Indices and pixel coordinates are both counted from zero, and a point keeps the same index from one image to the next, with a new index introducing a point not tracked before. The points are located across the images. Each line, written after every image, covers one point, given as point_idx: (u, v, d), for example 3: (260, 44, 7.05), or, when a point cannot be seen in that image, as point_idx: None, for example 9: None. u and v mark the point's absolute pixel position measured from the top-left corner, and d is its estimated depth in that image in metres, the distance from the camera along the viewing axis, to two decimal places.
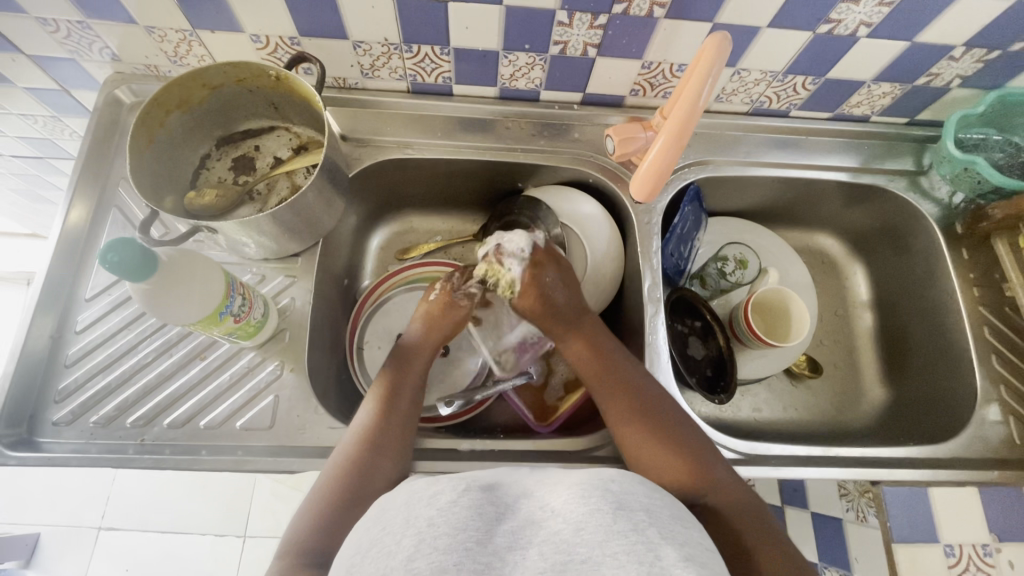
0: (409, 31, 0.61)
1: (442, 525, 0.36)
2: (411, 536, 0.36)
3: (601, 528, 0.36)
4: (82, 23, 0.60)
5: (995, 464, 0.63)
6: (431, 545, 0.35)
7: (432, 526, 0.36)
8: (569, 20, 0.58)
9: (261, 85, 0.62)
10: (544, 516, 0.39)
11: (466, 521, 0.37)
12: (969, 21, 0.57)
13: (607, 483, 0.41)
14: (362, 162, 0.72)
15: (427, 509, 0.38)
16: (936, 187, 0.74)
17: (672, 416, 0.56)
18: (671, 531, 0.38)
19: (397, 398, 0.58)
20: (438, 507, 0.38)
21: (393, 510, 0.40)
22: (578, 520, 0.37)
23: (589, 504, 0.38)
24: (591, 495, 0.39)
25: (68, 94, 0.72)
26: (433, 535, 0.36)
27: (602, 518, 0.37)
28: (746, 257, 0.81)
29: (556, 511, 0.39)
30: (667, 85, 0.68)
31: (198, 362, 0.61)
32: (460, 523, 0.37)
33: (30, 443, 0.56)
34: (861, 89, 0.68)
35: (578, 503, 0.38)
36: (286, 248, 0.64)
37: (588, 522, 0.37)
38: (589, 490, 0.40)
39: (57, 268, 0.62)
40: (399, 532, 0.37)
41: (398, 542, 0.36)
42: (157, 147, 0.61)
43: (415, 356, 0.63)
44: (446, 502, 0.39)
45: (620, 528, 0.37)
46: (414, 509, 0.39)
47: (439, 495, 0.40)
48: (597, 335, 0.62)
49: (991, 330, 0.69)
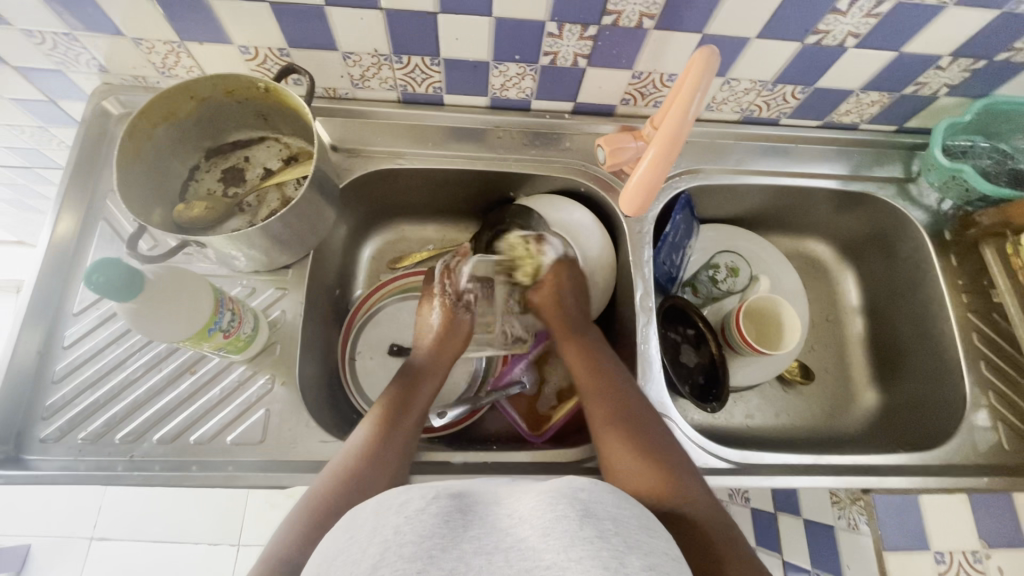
0: (398, 42, 0.60)
1: (409, 532, 0.36)
2: (377, 544, 0.36)
3: (566, 536, 0.36)
4: (69, 35, 0.59)
5: (986, 470, 0.64)
6: (397, 552, 0.35)
7: (399, 533, 0.36)
8: (558, 31, 0.58)
9: (250, 96, 0.62)
10: (512, 522, 0.38)
11: (433, 527, 0.37)
12: (954, 32, 0.57)
13: (575, 491, 0.41)
14: (353, 172, 0.71)
15: (394, 517, 0.38)
16: (924, 194, 0.75)
17: (666, 435, 0.56)
18: (637, 541, 0.38)
19: (400, 415, 0.58)
20: (406, 514, 0.38)
21: (363, 517, 0.39)
22: (544, 527, 0.37)
23: (555, 512, 0.38)
24: (559, 503, 0.39)
25: (55, 105, 0.71)
26: (399, 542, 0.36)
27: (568, 526, 0.37)
28: (738, 266, 0.82)
29: (523, 518, 0.38)
30: (657, 94, 0.68)
31: (187, 376, 0.60)
32: (427, 531, 0.36)
33: (17, 460, 0.55)
34: (850, 98, 0.69)
35: (544, 511, 0.38)
36: (276, 260, 0.63)
37: (554, 529, 0.37)
38: (556, 498, 0.39)
39: (44, 282, 0.62)
40: (366, 540, 0.37)
41: (364, 550, 0.36)
42: (144, 160, 0.60)
43: (424, 373, 0.63)
44: (413, 509, 0.38)
45: (585, 536, 0.36)
46: (383, 518, 0.38)
47: (407, 502, 0.40)
48: (599, 355, 0.64)
49: (979, 336, 0.69)
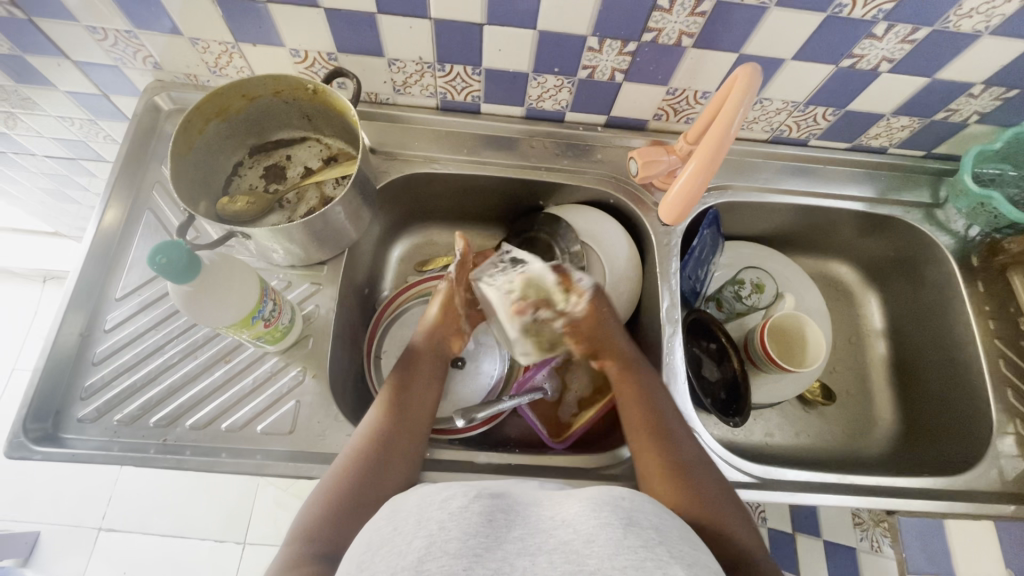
0: (443, 51, 0.62)
1: (454, 529, 0.37)
2: (422, 538, 0.37)
3: (611, 544, 0.37)
4: (129, 32, 0.62)
5: (1012, 498, 0.62)
6: (442, 547, 0.36)
7: (444, 529, 0.37)
8: (599, 46, 0.60)
9: (297, 97, 0.65)
10: (555, 524, 0.39)
11: (477, 526, 0.38)
12: (988, 61, 0.59)
13: (616, 500, 0.41)
14: (390, 175, 0.73)
15: (438, 512, 0.39)
16: (952, 220, 0.75)
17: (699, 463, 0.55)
18: (680, 551, 0.38)
19: (403, 400, 0.59)
20: (449, 511, 0.39)
21: (405, 511, 0.41)
22: (588, 533, 0.38)
23: (600, 519, 0.39)
24: (601, 510, 0.39)
25: (108, 99, 0.74)
26: (444, 538, 0.37)
27: (611, 534, 0.37)
28: (763, 282, 0.81)
29: (565, 522, 0.39)
30: (690, 111, 0.70)
31: (222, 365, 0.62)
32: (473, 528, 0.37)
33: (54, 438, 0.56)
34: (880, 122, 0.70)
35: (588, 517, 0.39)
36: (312, 256, 0.65)
37: (597, 537, 0.37)
38: (599, 505, 0.40)
39: (89, 267, 0.64)
40: (411, 532, 0.38)
41: (410, 543, 0.37)
42: (195, 153, 0.63)
43: (425, 360, 0.64)
44: (457, 507, 0.40)
45: (630, 546, 0.37)
46: (426, 511, 0.40)
47: (450, 499, 0.41)
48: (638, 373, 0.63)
49: (1006, 364, 0.69)
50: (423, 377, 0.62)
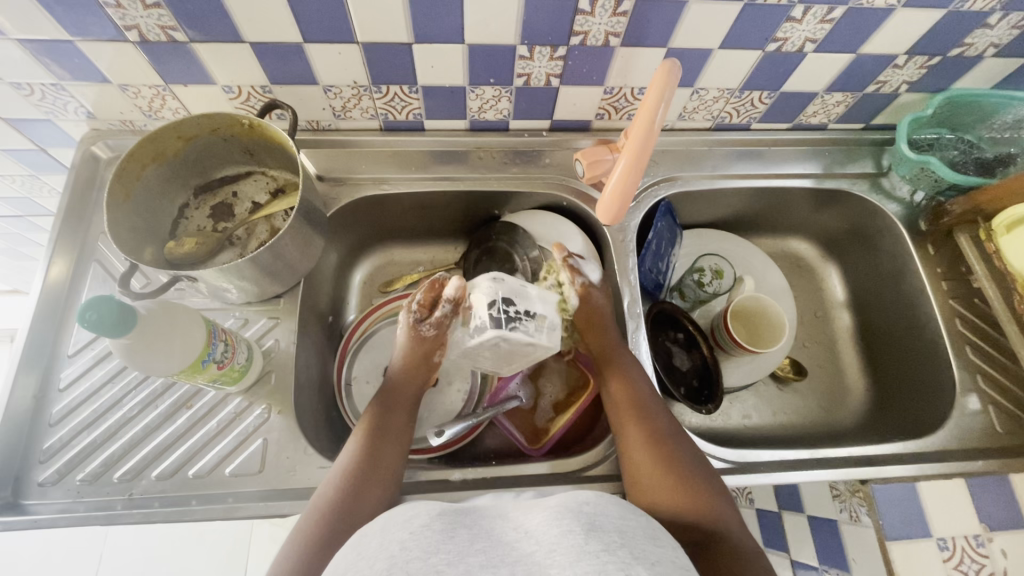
0: (377, 74, 0.62)
1: (414, 548, 0.38)
2: (384, 560, 0.37)
3: (572, 550, 0.37)
4: (56, 85, 0.61)
5: (979, 454, 0.64)
6: (404, 567, 0.36)
7: (405, 549, 0.37)
8: (530, 53, 0.61)
9: (235, 133, 0.64)
10: (518, 537, 0.40)
11: (439, 543, 0.38)
12: (906, 32, 0.60)
13: (580, 506, 0.42)
14: (340, 201, 0.73)
15: (401, 532, 0.39)
16: (896, 187, 0.77)
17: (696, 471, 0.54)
18: (643, 551, 0.39)
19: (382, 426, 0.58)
20: (411, 530, 0.39)
21: (370, 535, 0.41)
22: (549, 543, 0.38)
23: (562, 526, 0.39)
24: (563, 518, 0.40)
25: (45, 153, 0.73)
26: (405, 558, 0.37)
27: (574, 540, 0.38)
28: (721, 268, 0.82)
29: (530, 533, 0.39)
30: (630, 108, 0.71)
31: (184, 412, 0.61)
32: (432, 546, 0.38)
33: (15, 506, 0.55)
34: (816, 100, 0.71)
35: (550, 526, 0.39)
36: (267, 291, 0.64)
37: (559, 544, 0.37)
38: (562, 513, 0.41)
39: (38, 327, 0.62)
40: (373, 557, 0.38)
41: (372, 565, 0.37)
42: (134, 200, 0.62)
43: (399, 398, 0.62)
44: (418, 525, 0.40)
45: (591, 550, 0.37)
46: (389, 533, 0.40)
47: (413, 517, 0.41)
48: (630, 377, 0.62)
49: (962, 321, 0.71)
50: (402, 412, 0.61)
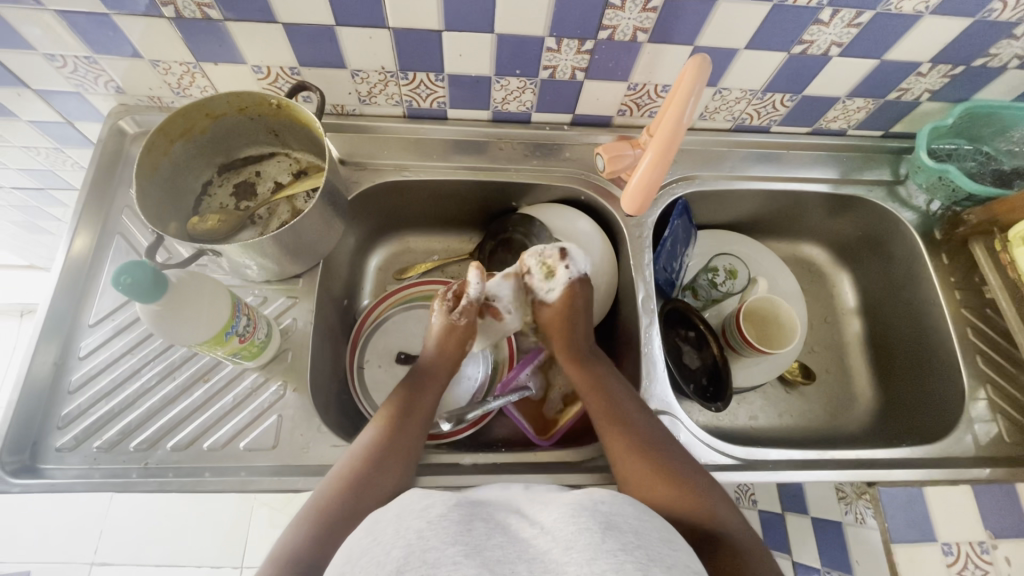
0: (405, 61, 0.63)
1: (431, 537, 0.38)
2: (400, 548, 0.38)
3: (590, 549, 0.37)
4: (89, 58, 0.62)
5: (986, 462, 0.65)
6: (421, 557, 0.37)
7: (422, 537, 0.38)
8: (556, 46, 0.61)
9: (262, 113, 0.65)
10: (534, 532, 0.40)
11: (456, 534, 0.39)
12: (930, 42, 0.61)
13: (595, 504, 0.42)
14: (361, 184, 0.74)
15: (417, 521, 0.40)
16: (913, 196, 0.77)
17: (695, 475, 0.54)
18: (660, 554, 0.39)
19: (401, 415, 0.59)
20: (428, 520, 0.40)
21: (385, 521, 0.41)
22: (566, 540, 0.38)
23: (578, 524, 0.40)
24: (579, 515, 0.40)
25: (72, 126, 0.74)
26: (423, 547, 0.37)
27: (591, 538, 0.38)
28: (735, 268, 0.84)
29: (545, 530, 0.40)
30: (652, 105, 0.71)
31: (200, 385, 0.61)
32: (450, 537, 0.38)
33: (32, 469, 0.56)
34: (836, 105, 0.72)
35: (567, 523, 0.40)
36: (287, 270, 0.65)
37: (576, 542, 0.38)
38: (578, 510, 0.41)
39: (60, 298, 0.63)
40: (389, 544, 0.38)
41: (388, 552, 0.38)
42: (162, 173, 0.63)
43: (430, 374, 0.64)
44: (435, 515, 0.41)
45: (608, 549, 0.38)
46: (405, 521, 0.40)
47: (430, 507, 0.42)
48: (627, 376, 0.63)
49: (974, 332, 0.71)
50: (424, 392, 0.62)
